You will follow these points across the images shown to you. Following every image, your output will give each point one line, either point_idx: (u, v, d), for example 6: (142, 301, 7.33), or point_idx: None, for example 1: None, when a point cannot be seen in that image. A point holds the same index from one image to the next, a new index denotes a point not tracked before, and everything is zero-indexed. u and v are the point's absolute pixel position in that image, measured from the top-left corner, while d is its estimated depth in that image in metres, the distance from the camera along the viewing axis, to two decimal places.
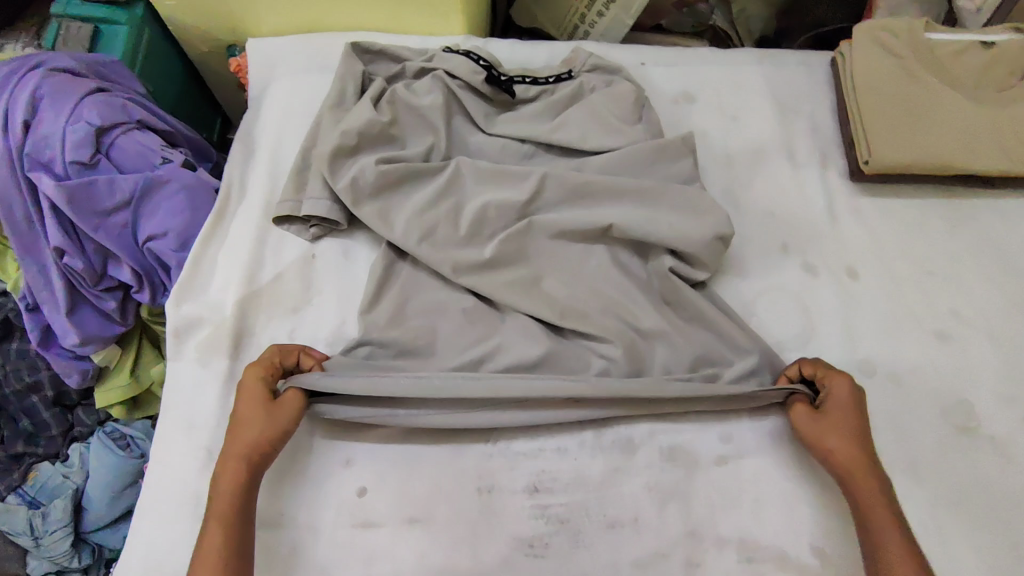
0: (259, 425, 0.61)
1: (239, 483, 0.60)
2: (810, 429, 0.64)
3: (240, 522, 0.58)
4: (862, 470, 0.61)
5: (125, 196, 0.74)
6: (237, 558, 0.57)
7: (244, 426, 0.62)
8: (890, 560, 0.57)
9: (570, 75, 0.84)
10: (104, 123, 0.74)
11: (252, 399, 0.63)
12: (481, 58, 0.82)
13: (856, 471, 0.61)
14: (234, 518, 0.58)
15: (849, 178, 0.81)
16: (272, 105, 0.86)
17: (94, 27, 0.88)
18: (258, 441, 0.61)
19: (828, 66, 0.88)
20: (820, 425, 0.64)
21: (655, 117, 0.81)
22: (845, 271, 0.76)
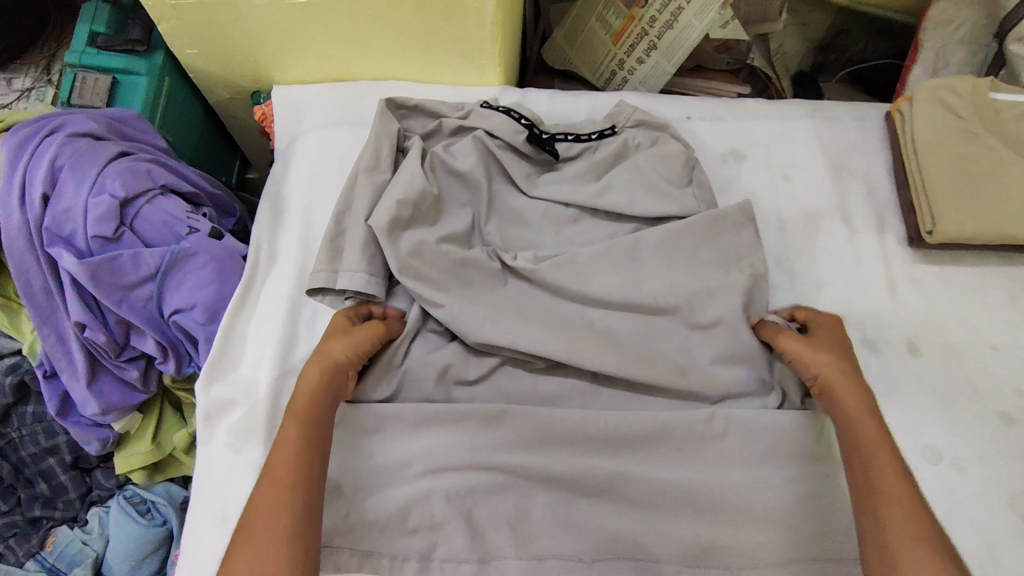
0: (346, 340, 0.65)
1: (311, 392, 0.61)
2: (800, 353, 0.67)
3: (319, 424, 0.60)
4: (839, 379, 0.64)
5: (151, 270, 0.70)
6: (313, 456, 0.58)
7: (330, 341, 0.66)
8: (880, 467, 0.57)
9: (614, 130, 0.80)
10: (128, 194, 0.69)
11: (340, 326, 0.68)
12: (522, 116, 0.78)
13: (836, 388, 0.63)
14: (317, 421, 0.60)
15: (907, 244, 0.77)
16: (301, 161, 0.82)
17: (112, 77, 0.84)
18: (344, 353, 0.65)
19: (883, 119, 0.84)
20: (806, 357, 0.66)
21: (705, 180, 0.77)
22: (905, 346, 0.73)
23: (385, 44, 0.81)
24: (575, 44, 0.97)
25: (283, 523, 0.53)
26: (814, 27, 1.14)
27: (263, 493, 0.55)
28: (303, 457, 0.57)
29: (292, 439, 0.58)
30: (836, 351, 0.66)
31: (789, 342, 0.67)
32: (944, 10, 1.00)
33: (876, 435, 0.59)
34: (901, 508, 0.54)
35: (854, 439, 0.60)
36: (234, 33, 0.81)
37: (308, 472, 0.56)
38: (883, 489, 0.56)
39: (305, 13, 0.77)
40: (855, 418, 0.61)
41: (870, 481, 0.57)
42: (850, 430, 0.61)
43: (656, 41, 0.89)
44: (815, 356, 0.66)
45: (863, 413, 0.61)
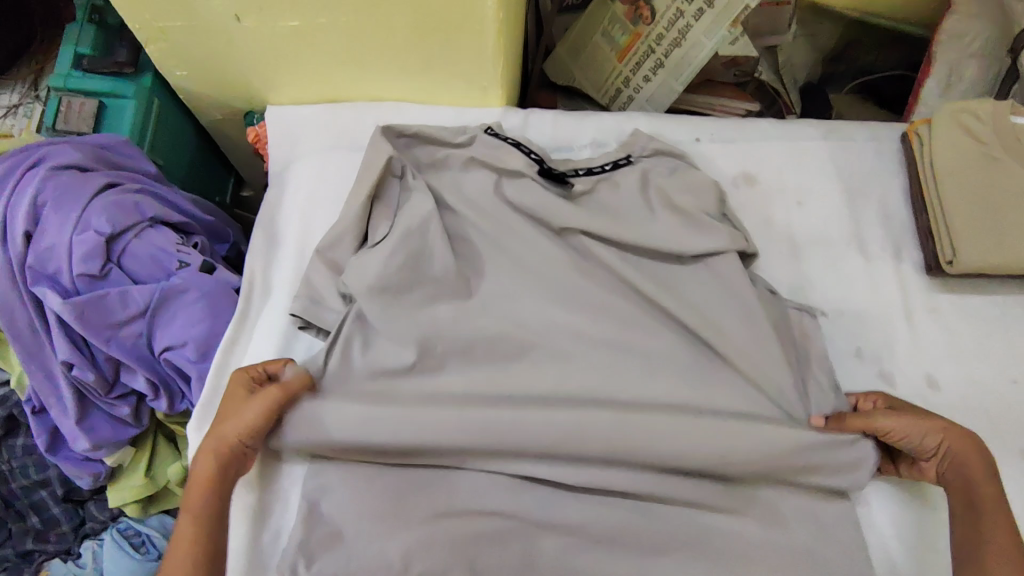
0: (235, 419, 0.60)
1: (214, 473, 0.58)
2: (896, 429, 0.61)
3: (214, 510, 0.57)
4: (960, 479, 0.59)
5: (140, 307, 0.67)
6: (207, 546, 0.55)
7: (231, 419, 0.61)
8: (993, 533, 0.55)
9: (628, 160, 0.76)
10: (113, 230, 0.67)
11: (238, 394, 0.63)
12: (532, 149, 0.75)
13: (953, 477, 0.59)
14: (207, 504, 0.57)
15: (925, 272, 0.75)
16: (295, 187, 0.79)
17: (98, 101, 0.81)
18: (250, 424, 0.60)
19: (899, 141, 0.81)
20: (911, 436, 0.60)
21: (736, 221, 0.75)
22: (925, 380, 0.70)
23: (383, 66, 0.78)
24: (578, 60, 0.95)
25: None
26: (823, 38, 1.11)
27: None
28: (191, 549, 0.55)
29: (185, 533, 0.56)
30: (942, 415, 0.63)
31: (885, 423, 0.61)
32: (957, 24, 0.98)
33: (1006, 535, 0.55)
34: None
35: (979, 534, 0.56)
36: (224, 53, 0.78)
37: (186, 571, 0.54)
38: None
39: (299, 34, 0.74)
40: (977, 513, 0.57)
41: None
42: (983, 522, 0.56)
43: (663, 59, 0.86)
44: (925, 439, 0.60)
45: (983, 508, 0.57)
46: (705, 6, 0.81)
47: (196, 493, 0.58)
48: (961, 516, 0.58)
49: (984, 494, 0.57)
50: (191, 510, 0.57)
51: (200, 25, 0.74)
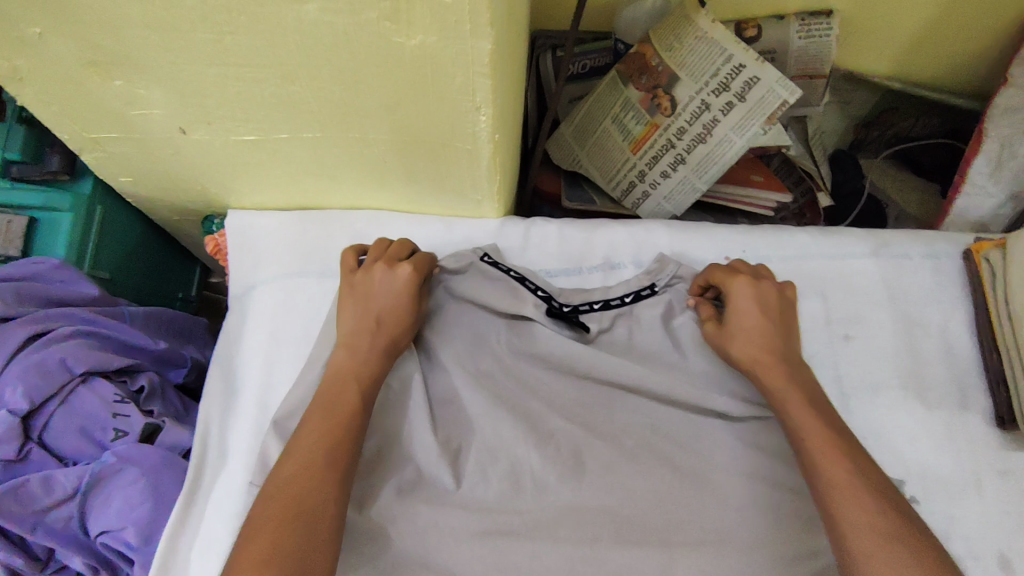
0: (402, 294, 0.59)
1: (364, 368, 0.55)
2: (736, 310, 0.59)
3: (361, 420, 0.52)
4: (773, 366, 0.56)
5: (67, 491, 0.57)
6: (353, 446, 0.50)
7: (386, 299, 0.59)
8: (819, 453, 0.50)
9: (653, 290, 0.64)
10: (33, 402, 0.57)
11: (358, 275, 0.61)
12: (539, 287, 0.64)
13: (769, 368, 0.56)
14: (361, 398, 0.53)
15: (996, 424, 0.64)
16: (259, 319, 0.68)
17: (29, 216, 0.70)
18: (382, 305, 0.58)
19: (961, 258, 0.69)
20: (740, 316, 0.58)
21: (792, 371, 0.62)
22: (999, 564, 0.59)
23: (358, 179, 0.66)
24: (585, 144, 0.82)
25: (320, 522, 0.46)
26: (856, 105, 0.99)
27: (287, 481, 0.47)
28: (337, 429, 0.51)
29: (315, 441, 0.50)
30: (754, 317, 0.58)
31: (738, 288, 0.59)
32: (1013, 98, 0.86)
33: (816, 423, 0.52)
34: (844, 493, 0.47)
35: (795, 428, 0.52)
36: (172, 164, 0.66)
37: (336, 469, 0.48)
38: (834, 480, 0.48)
39: (257, 149, 0.62)
40: (784, 401, 0.54)
41: (816, 456, 0.50)
42: (799, 423, 0.52)
43: (684, 154, 0.75)
44: (753, 331, 0.57)
45: (816, 407, 0.53)
46: (735, 100, 0.70)
47: (348, 387, 0.53)
48: (779, 413, 0.54)
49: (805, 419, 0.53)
50: (332, 400, 0.53)
51: (141, 137, 0.62)
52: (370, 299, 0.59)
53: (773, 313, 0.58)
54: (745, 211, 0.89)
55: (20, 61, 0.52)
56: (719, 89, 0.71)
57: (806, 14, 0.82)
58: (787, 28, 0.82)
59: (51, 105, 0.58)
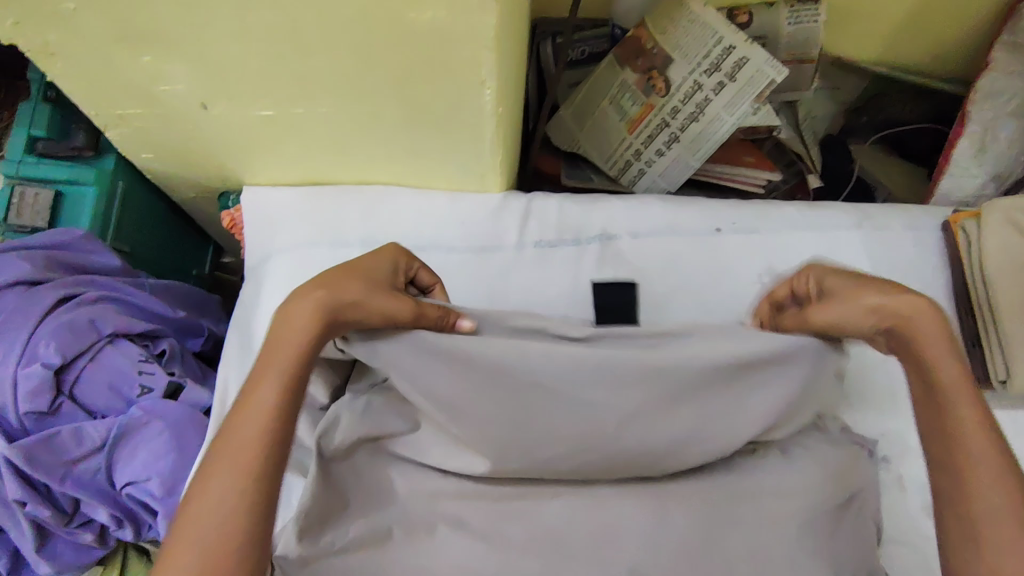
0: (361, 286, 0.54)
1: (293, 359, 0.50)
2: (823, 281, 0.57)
3: (284, 429, 0.49)
4: (923, 328, 0.52)
5: (95, 444, 0.61)
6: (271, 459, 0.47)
7: (343, 285, 0.54)
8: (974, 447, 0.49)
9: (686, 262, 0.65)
10: (65, 358, 0.61)
11: (345, 273, 0.55)
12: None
13: (920, 326, 0.52)
14: (288, 403, 0.49)
15: (972, 385, 0.67)
16: (274, 287, 0.72)
17: (55, 190, 0.73)
18: (389, 309, 0.54)
19: (940, 230, 0.73)
20: (840, 285, 0.56)
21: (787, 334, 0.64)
22: None
23: (369, 154, 0.70)
24: (584, 125, 0.86)
25: (231, 544, 0.44)
26: (846, 90, 1.03)
27: (200, 495, 0.46)
28: (262, 443, 0.48)
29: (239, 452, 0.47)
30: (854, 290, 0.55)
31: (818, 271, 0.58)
32: (994, 82, 0.90)
33: (968, 397, 0.50)
34: (989, 479, 0.48)
35: (942, 393, 0.51)
36: (192, 139, 0.70)
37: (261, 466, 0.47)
38: (977, 462, 0.48)
39: (273, 124, 0.66)
40: (932, 360, 0.51)
41: (963, 434, 0.49)
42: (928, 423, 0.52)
43: (678, 133, 0.79)
44: (854, 294, 0.55)
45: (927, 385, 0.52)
46: (726, 79, 0.74)
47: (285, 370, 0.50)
48: (935, 396, 0.51)
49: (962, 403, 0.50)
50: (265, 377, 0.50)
51: (164, 113, 0.66)
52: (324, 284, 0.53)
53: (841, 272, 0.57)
54: (738, 191, 0.93)
55: (54, 36, 0.56)
56: (711, 70, 0.74)
57: (795, 1, 0.86)
58: (777, 15, 0.86)
59: (80, 81, 0.62)
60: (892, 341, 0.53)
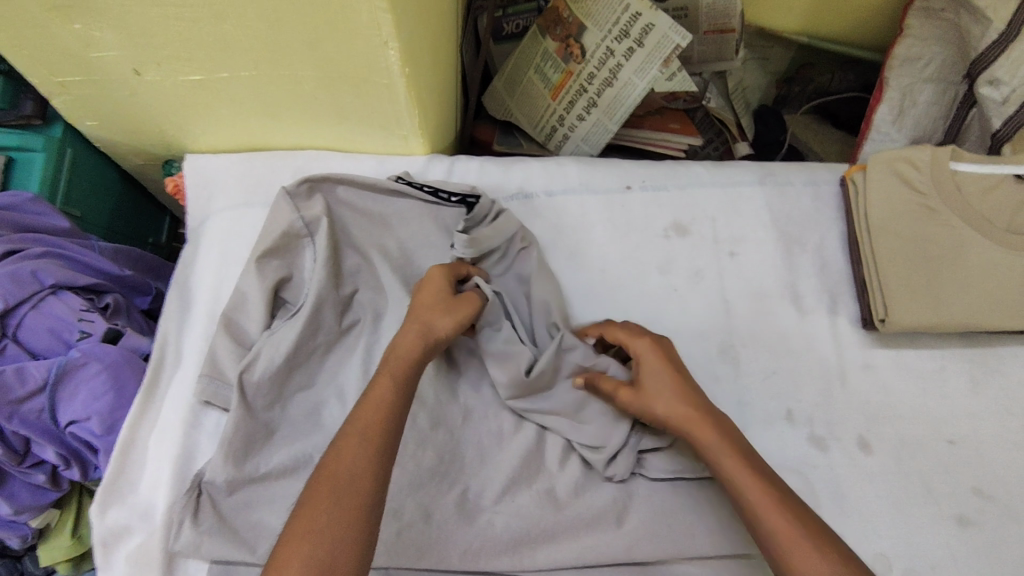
0: (445, 312, 0.62)
1: (406, 355, 0.58)
2: (643, 366, 0.62)
3: (400, 409, 0.55)
4: (702, 424, 0.57)
5: (38, 383, 0.65)
6: (394, 432, 0.53)
7: (430, 310, 0.62)
8: (751, 495, 0.52)
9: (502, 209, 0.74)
10: (9, 303, 0.66)
11: (437, 289, 0.63)
12: (452, 195, 0.73)
13: (693, 424, 0.57)
14: (398, 382, 0.56)
15: (862, 325, 0.72)
16: (211, 243, 0.76)
17: (6, 155, 0.78)
18: (432, 324, 0.61)
19: (837, 184, 0.78)
20: (653, 375, 0.61)
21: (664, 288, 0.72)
22: (857, 442, 0.68)
23: (298, 117, 0.75)
24: (513, 94, 0.91)
25: (357, 501, 0.49)
26: (775, 60, 1.08)
27: (334, 455, 0.51)
28: (377, 426, 0.53)
29: (365, 439, 0.52)
30: (672, 383, 0.60)
31: (639, 345, 0.63)
32: (910, 48, 0.93)
33: (730, 450, 0.55)
34: (775, 522, 0.50)
35: (720, 464, 0.55)
36: (132, 107, 0.75)
37: (387, 438, 0.53)
38: (766, 511, 0.51)
39: (204, 89, 0.71)
40: (710, 447, 0.56)
41: (740, 491, 0.53)
42: (726, 467, 0.54)
43: (595, 98, 0.83)
44: (664, 388, 0.60)
45: (739, 450, 0.56)
46: (636, 46, 0.78)
47: (399, 363, 0.57)
48: (708, 461, 0.56)
49: (725, 455, 0.55)
50: (391, 369, 0.57)
51: (101, 78, 0.70)
52: (420, 306, 0.62)
53: (671, 361, 0.62)
54: (663, 156, 0.97)
55: None
56: (621, 36, 0.79)
57: None
58: None
59: (21, 50, 0.67)
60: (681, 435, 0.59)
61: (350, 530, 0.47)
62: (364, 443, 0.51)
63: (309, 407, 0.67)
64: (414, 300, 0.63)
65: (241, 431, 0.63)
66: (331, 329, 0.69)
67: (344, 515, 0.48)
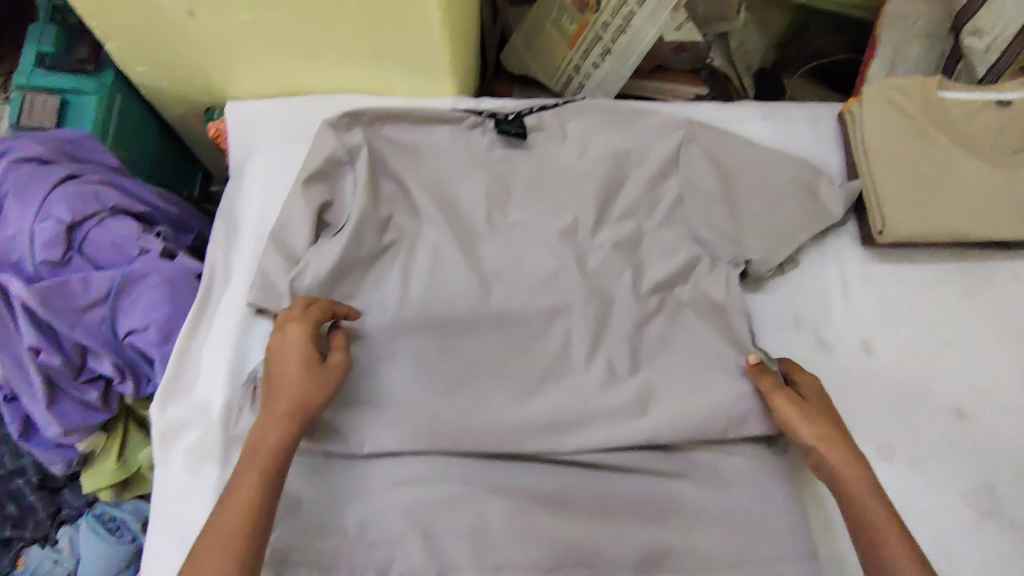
0: (301, 383, 0.61)
1: (302, 407, 0.61)
2: (804, 391, 0.67)
3: (274, 482, 0.58)
4: (853, 467, 0.62)
5: (101, 293, 0.71)
6: (264, 515, 0.56)
7: (296, 381, 0.61)
8: (878, 518, 0.59)
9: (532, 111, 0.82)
10: (74, 218, 0.71)
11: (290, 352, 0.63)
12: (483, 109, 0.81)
13: (846, 466, 0.62)
14: (286, 434, 0.60)
15: (862, 242, 0.78)
16: (254, 174, 0.81)
17: (61, 97, 0.84)
18: (304, 403, 0.61)
19: (836, 118, 0.85)
20: (813, 397, 0.67)
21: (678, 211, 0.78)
22: (860, 344, 0.74)
23: (337, 58, 0.81)
24: (531, 48, 0.97)
25: (250, 531, 0.55)
26: (775, 24, 1.13)
27: (235, 485, 0.57)
28: (270, 469, 0.58)
29: (247, 494, 0.57)
30: (825, 411, 0.65)
31: (805, 376, 0.69)
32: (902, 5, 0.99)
33: (880, 503, 0.59)
34: (900, 551, 0.56)
35: (850, 504, 0.60)
36: (181, 51, 0.80)
37: (271, 488, 0.58)
38: (887, 534, 0.58)
39: (250, 28, 0.76)
40: (853, 486, 0.61)
41: (872, 525, 0.58)
42: (862, 499, 0.60)
43: (610, 45, 0.89)
44: (820, 414, 0.65)
45: (873, 484, 0.61)
46: None
47: (271, 442, 0.59)
48: (844, 495, 0.61)
49: (856, 479, 0.61)
50: (283, 415, 0.60)
51: (155, 21, 0.76)
52: (284, 382, 0.62)
53: (830, 414, 0.65)
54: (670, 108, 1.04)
55: None
56: None
57: None
58: None
59: None
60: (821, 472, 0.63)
61: (226, 561, 0.54)
62: (260, 477, 0.58)
63: (353, 316, 0.72)
64: (272, 355, 0.63)
65: None
66: (372, 246, 0.74)
67: (246, 551, 0.55)
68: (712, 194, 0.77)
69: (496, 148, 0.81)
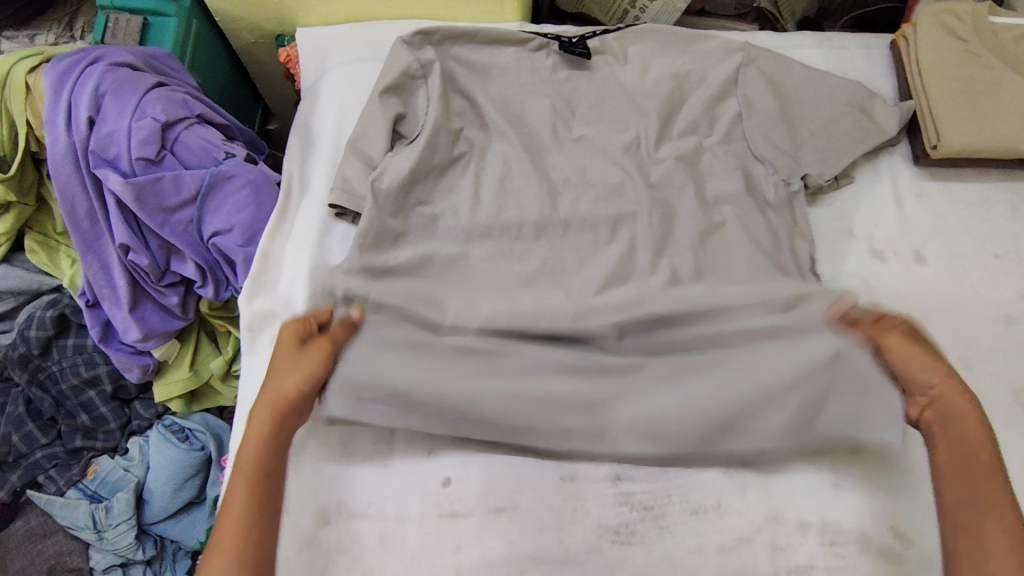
0: (293, 374, 0.63)
1: (285, 404, 0.62)
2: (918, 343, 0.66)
3: (269, 477, 0.58)
4: (963, 404, 0.62)
5: (190, 192, 0.74)
6: (255, 518, 0.56)
7: (282, 376, 0.63)
8: (985, 476, 0.57)
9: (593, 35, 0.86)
10: (168, 119, 0.75)
11: (289, 350, 0.65)
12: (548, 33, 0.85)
13: (957, 399, 0.62)
14: (276, 432, 0.60)
15: (913, 162, 0.82)
16: (328, 92, 0.85)
17: (143, 18, 0.87)
18: (292, 392, 0.63)
19: (887, 48, 0.88)
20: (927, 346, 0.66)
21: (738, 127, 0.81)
22: (913, 255, 0.77)
23: None
24: None
25: (240, 537, 0.54)
26: None
27: (228, 501, 0.57)
28: (260, 469, 0.58)
29: (238, 506, 0.56)
30: (949, 362, 0.65)
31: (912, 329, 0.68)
32: None
33: (998, 459, 0.58)
34: (998, 509, 0.55)
35: (973, 447, 0.59)
36: None
37: (263, 487, 0.58)
38: (991, 486, 0.57)
39: None
40: (972, 433, 0.60)
41: (978, 475, 0.57)
42: (981, 452, 0.59)
43: None
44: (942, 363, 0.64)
45: (982, 441, 0.60)
46: None
47: (260, 441, 0.60)
48: (955, 439, 0.60)
49: (973, 425, 0.60)
50: (266, 419, 0.61)
51: None
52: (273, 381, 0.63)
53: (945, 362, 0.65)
54: None
55: None
56: None
57: None
58: None
59: None
60: (938, 407, 0.62)
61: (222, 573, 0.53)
62: (251, 485, 0.57)
63: (428, 217, 0.75)
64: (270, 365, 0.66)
65: (374, 227, 0.72)
66: (445, 153, 0.77)
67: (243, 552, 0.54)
68: (771, 111, 0.80)
69: (560, 71, 0.84)
